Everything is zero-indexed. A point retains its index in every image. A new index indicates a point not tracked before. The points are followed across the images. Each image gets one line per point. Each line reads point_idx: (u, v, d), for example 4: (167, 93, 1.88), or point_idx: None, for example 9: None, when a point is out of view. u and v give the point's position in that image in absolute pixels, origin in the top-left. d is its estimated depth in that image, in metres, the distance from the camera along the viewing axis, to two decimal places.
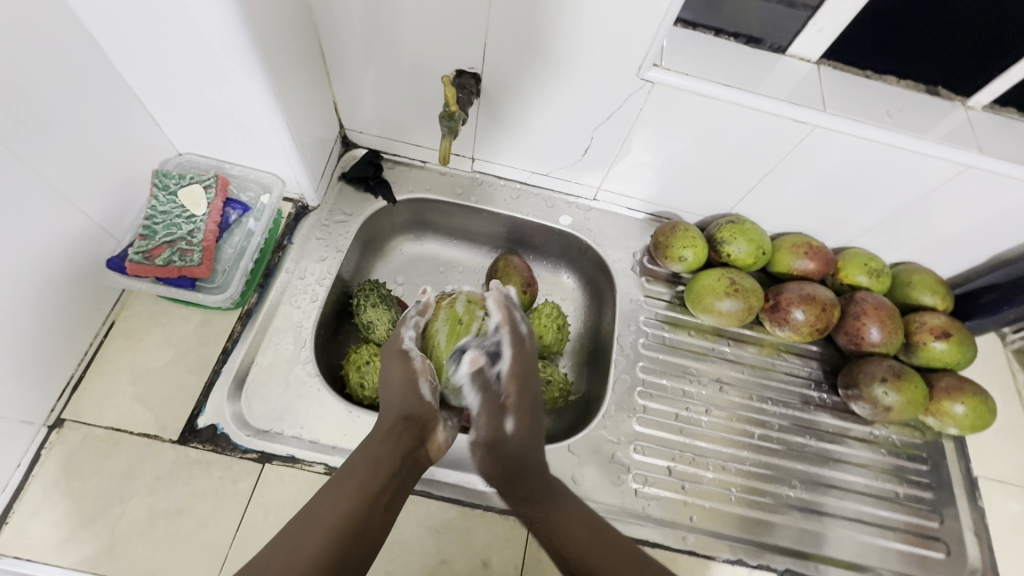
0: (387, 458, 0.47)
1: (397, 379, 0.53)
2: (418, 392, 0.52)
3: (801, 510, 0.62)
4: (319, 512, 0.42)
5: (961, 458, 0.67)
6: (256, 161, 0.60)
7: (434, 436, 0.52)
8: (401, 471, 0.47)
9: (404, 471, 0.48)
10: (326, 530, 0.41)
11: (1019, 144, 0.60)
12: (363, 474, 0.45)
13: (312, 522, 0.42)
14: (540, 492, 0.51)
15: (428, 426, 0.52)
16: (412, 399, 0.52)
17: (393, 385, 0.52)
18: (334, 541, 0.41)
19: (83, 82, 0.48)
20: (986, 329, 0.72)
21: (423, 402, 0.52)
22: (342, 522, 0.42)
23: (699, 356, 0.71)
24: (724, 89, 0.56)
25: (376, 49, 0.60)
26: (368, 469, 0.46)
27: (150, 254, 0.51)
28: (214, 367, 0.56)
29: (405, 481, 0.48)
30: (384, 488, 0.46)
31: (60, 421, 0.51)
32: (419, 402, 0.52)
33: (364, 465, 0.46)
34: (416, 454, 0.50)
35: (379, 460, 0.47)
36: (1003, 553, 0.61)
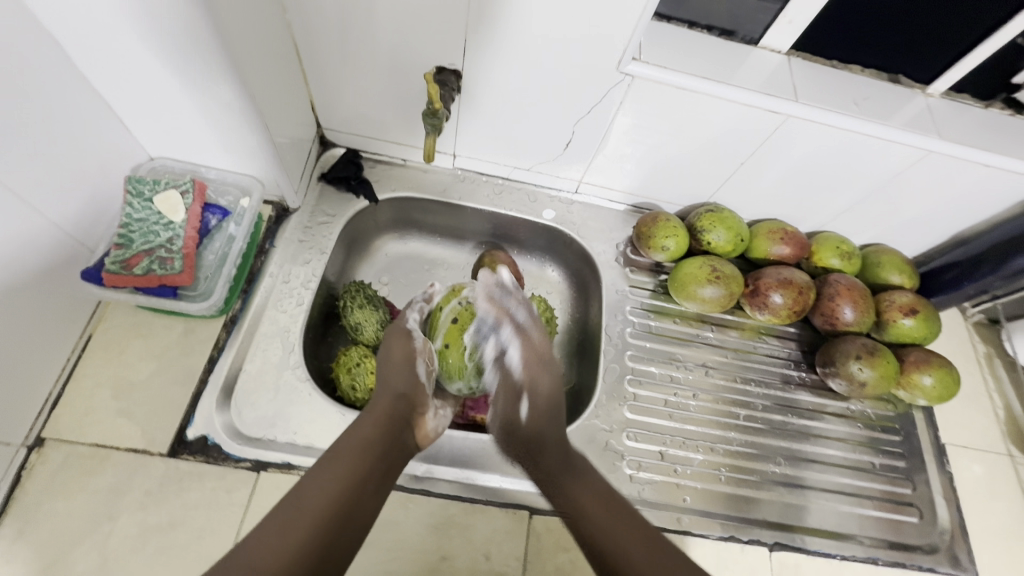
0: (377, 439, 0.48)
1: (396, 359, 0.55)
2: (413, 374, 0.55)
3: (786, 485, 0.65)
4: (309, 492, 0.42)
5: (930, 427, 0.71)
6: (233, 163, 0.59)
7: (423, 421, 0.54)
8: (389, 453, 0.48)
9: (392, 455, 0.49)
10: (318, 511, 0.41)
11: (974, 128, 0.63)
12: (352, 455, 0.46)
13: (302, 501, 0.41)
14: (556, 471, 0.51)
15: (417, 412, 0.53)
16: (406, 381, 0.54)
17: (394, 365, 0.55)
18: (325, 521, 0.41)
19: (48, 86, 0.46)
20: (949, 304, 0.76)
21: (415, 385, 0.54)
22: (333, 501, 0.42)
23: (684, 343, 0.73)
24: (701, 82, 0.57)
25: (354, 47, 0.59)
26: (357, 451, 0.46)
27: (128, 263, 0.49)
28: (201, 377, 0.55)
29: (392, 465, 0.48)
30: (373, 469, 0.46)
31: (40, 440, 0.49)
32: (412, 384, 0.54)
33: (354, 446, 0.47)
34: (404, 439, 0.51)
35: (369, 443, 0.47)
36: (972, 514, 0.65)
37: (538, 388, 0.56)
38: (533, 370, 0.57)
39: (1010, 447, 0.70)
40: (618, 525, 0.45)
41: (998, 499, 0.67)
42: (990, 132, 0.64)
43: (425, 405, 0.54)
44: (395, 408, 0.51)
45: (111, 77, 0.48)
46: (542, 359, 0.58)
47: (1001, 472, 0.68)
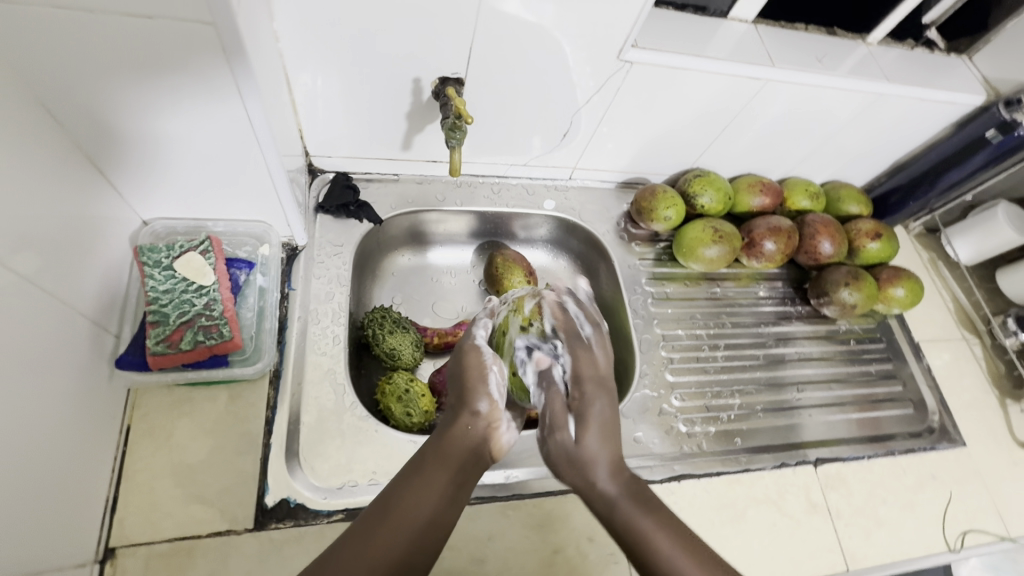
0: (453, 452, 0.45)
1: (472, 370, 0.50)
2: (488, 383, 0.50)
3: (808, 407, 0.74)
4: (395, 503, 0.41)
5: (904, 331, 0.82)
6: (241, 210, 0.55)
7: (499, 434, 0.50)
8: (469, 467, 0.46)
9: (471, 468, 0.46)
10: (405, 527, 0.40)
11: (908, 70, 0.73)
12: (437, 469, 0.43)
13: (388, 512, 0.40)
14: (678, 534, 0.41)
15: (493, 427, 0.48)
16: (481, 389, 0.49)
17: (469, 373, 0.50)
18: (410, 537, 0.40)
19: (47, 162, 0.40)
20: (896, 222, 0.88)
21: (492, 400, 0.49)
22: (413, 518, 0.40)
23: (694, 302, 0.78)
24: (694, 58, 0.61)
25: (348, 70, 0.56)
26: (441, 465, 0.44)
27: (172, 340, 0.45)
28: (264, 441, 0.52)
29: (472, 477, 0.46)
30: (458, 484, 0.44)
31: (111, 550, 0.45)
32: (487, 403, 0.48)
33: (441, 458, 0.44)
34: (480, 455, 0.47)
35: (453, 456, 0.45)
36: (950, 394, 0.78)
37: (590, 412, 0.47)
38: (589, 389, 0.48)
39: (965, 332, 0.83)
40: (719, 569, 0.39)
41: (967, 377, 0.80)
42: (918, 70, 0.73)
43: (502, 418, 0.49)
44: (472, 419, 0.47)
45: (109, 136, 0.44)
46: (599, 378, 0.49)
47: (962, 355, 0.82)
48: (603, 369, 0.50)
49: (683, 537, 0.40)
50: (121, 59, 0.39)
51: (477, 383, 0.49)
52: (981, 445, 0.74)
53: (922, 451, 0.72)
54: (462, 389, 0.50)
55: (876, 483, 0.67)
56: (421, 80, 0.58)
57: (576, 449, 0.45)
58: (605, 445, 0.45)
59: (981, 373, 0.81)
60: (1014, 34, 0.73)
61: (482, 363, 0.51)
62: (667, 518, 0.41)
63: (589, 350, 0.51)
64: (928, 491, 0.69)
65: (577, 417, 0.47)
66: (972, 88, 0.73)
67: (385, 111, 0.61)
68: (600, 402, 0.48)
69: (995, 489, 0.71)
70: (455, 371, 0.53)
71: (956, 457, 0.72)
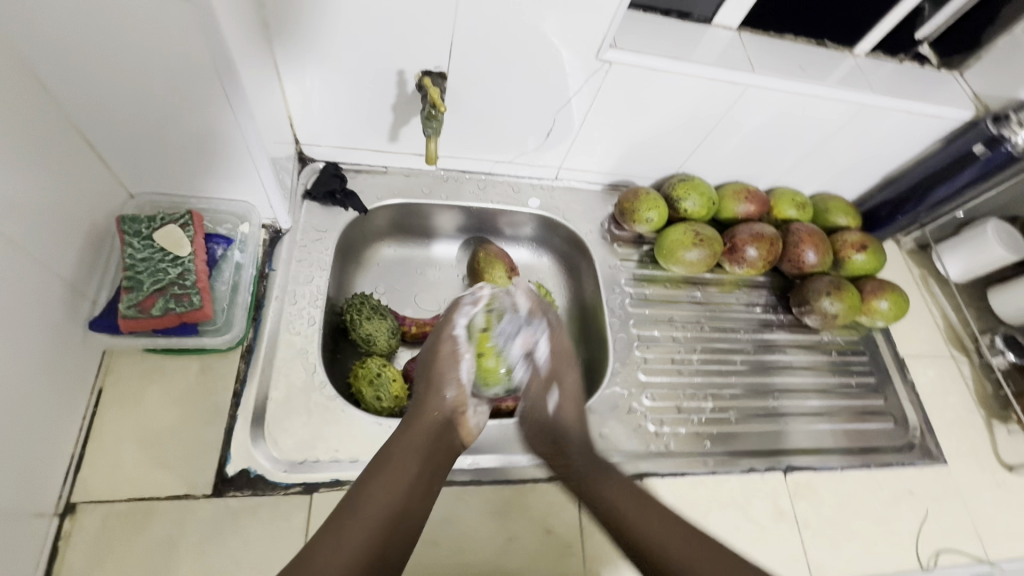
0: (419, 441, 0.49)
1: (440, 360, 0.56)
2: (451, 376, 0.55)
3: (791, 415, 0.73)
4: (361, 500, 0.42)
5: (890, 345, 0.81)
6: (225, 190, 0.58)
7: (465, 419, 0.55)
8: (435, 455, 0.49)
9: (437, 458, 0.50)
10: (373, 517, 0.42)
11: (896, 82, 0.73)
12: (400, 461, 0.46)
13: (355, 511, 0.42)
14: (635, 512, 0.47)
15: (458, 411, 0.54)
16: (442, 383, 0.54)
17: (436, 361, 0.56)
18: (378, 528, 0.41)
19: (35, 131, 0.43)
20: (887, 237, 0.87)
21: (459, 386, 0.55)
22: (384, 508, 0.42)
23: (674, 305, 0.78)
24: (672, 62, 0.62)
25: (334, 60, 0.58)
26: (405, 456, 0.47)
27: (143, 305, 0.47)
28: (229, 412, 0.53)
29: (437, 466, 0.49)
30: (420, 472, 0.47)
31: (72, 506, 0.47)
32: (452, 389, 0.54)
33: (403, 452, 0.47)
34: (447, 438, 0.52)
35: (415, 448, 0.48)
36: (933, 411, 0.76)
37: (563, 382, 0.60)
38: (560, 362, 0.61)
39: (953, 350, 0.82)
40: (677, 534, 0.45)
41: (952, 395, 0.78)
42: (908, 83, 0.73)
43: (467, 404, 0.55)
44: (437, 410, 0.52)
45: (97, 112, 0.47)
46: (570, 356, 0.62)
47: (949, 372, 0.80)
48: (569, 344, 0.62)
49: (638, 501, 0.48)
50: (102, 39, 0.41)
51: (445, 368, 0.55)
52: (963, 464, 0.73)
53: (898, 466, 0.70)
54: (429, 379, 0.55)
55: (848, 494, 0.66)
56: (405, 73, 0.60)
57: (555, 414, 0.58)
58: (570, 404, 0.58)
59: (968, 391, 0.79)
60: (1006, 51, 0.73)
61: (449, 351, 0.56)
62: (623, 483, 0.50)
63: (557, 329, 0.62)
64: (903, 507, 0.67)
65: (557, 387, 0.59)
66: (961, 103, 0.73)
67: (371, 102, 0.63)
68: (566, 374, 0.60)
69: (975, 509, 0.69)
70: (428, 360, 0.57)
71: (935, 474, 0.71)
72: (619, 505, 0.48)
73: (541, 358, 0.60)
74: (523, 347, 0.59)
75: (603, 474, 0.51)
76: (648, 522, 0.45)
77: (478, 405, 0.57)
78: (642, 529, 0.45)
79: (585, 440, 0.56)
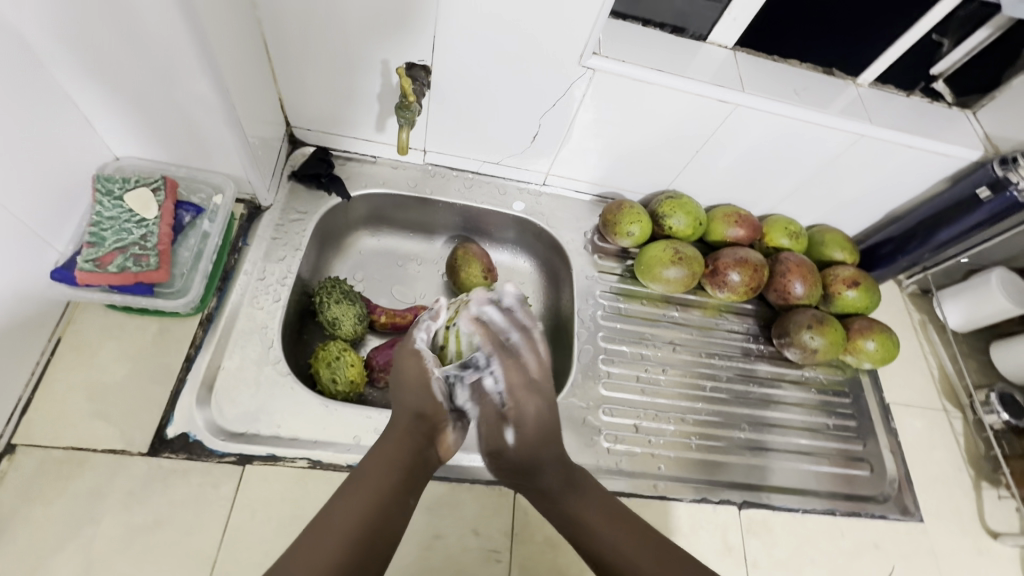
0: (399, 456, 0.47)
1: (412, 375, 0.52)
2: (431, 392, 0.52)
3: (779, 452, 0.70)
4: (334, 517, 0.41)
5: (875, 389, 0.77)
6: (203, 161, 0.60)
7: (446, 434, 0.52)
8: (415, 469, 0.47)
9: (417, 470, 0.48)
10: (348, 533, 0.41)
11: (900, 115, 0.70)
12: (378, 476, 0.45)
13: (329, 527, 0.41)
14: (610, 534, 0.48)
15: (438, 426, 0.51)
16: (423, 398, 0.51)
17: (408, 383, 0.52)
18: (351, 546, 0.40)
19: (16, 85, 0.45)
20: (887, 277, 0.83)
21: (435, 402, 0.51)
22: (359, 522, 0.41)
23: (651, 323, 0.77)
24: (657, 74, 0.62)
25: (321, 45, 0.60)
26: (380, 471, 0.45)
27: (101, 262, 0.49)
28: (179, 375, 0.54)
29: (418, 480, 0.47)
30: (397, 487, 0.45)
31: (12, 446, 0.48)
32: (429, 404, 0.51)
33: (378, 469, 0.45)
34: (428, 452, 0.49)
35: (392, 462, 0.46)
36: (916, 464, 0.72)
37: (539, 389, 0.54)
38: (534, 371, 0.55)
39: (945, 403, 0.77)
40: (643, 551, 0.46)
41: (939, 449, 0.74)
42: (914, 118, 0.71)
43: (448, 420, 0.52)
44: (418, 424, 0.50)
45: (82, 72, 0.49)
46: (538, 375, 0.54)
47: (938, 426, 0.76)
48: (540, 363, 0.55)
49: (608, 516, 0.49)
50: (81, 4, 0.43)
51: (416, 387, 0.52)
52: (941, 525, 0.68)
53: (868, 517, 0.66)
54: (405, 393, 0.52)
55: (806, 539, 0.63)
56: (388, 63, 0.62)
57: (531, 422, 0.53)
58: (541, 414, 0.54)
59: (957, 448, 0.74)
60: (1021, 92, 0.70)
61: (421, 368, 0.53)
62: (594, 494, 0.51)
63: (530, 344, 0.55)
64: (866, 560, 0.63)
65: (528, 399, 0.53)
66: (970, 143, 0.70)
67: (358, 91, 0.65)
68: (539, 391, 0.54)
69: None
70: (397, 383, 0.54)
71: (908, 531, 0.67)
72: (586, 515, 0.49)
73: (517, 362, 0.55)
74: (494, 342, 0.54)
75: (572, 490, 0.51)
76: (617, 533, 0.48)
77: (458, 421, 0.53)
78: (605, 541, 0.47)
79: (559, 456, 0.53)
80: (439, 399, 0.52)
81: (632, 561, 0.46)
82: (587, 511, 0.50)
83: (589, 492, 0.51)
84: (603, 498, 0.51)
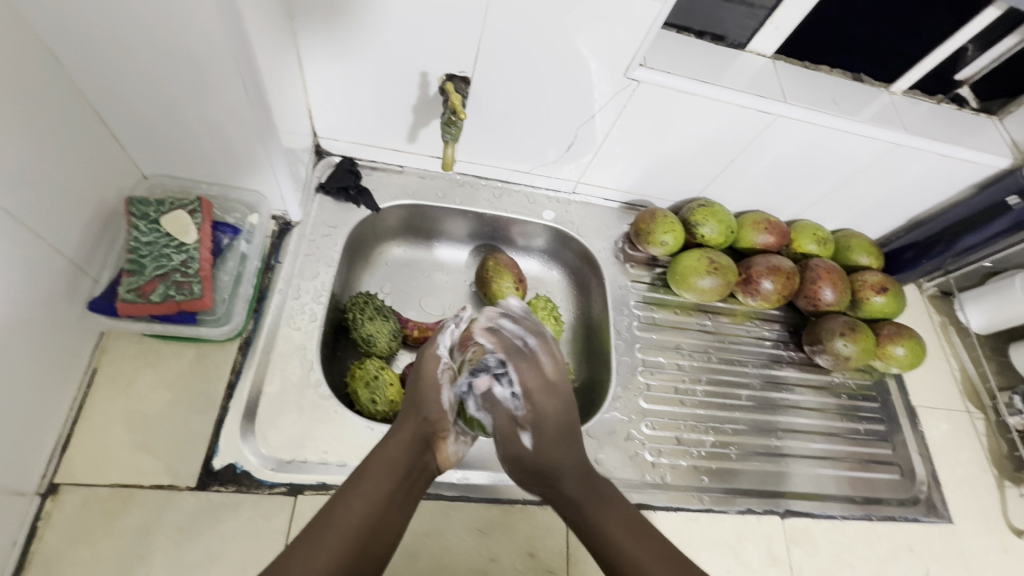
0: (400, 457, 0.47)
1: (427, 380, 0.52)
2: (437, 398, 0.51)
3: (792, 456, 0.70)
4: (338, 513, 0.41)
5: (901, 391, 0.79)
6: (237, 178, 0.58)
7: (445, 444, 0.51)
8: (414, 473, 0.47)
9: (417, 473, 0.47)
10: (348, 530, 0.40)
11: (932, 122, 0.71)
12: (378, 473, 0.45)
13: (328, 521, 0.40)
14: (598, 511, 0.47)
15: (439, 434, 0.50)
16: (430, 402, 0.51)
17: (422, 387, 0.52)
18: (353, 542, 0.40)
19: (46, 105, 0.43)
20: (909, 280, 0.84)
21: (441, 410, 0.51)
22: (361, 518, 0.41)
23: (683, 332, 0.76)
24: (700, 85, 0.61)
25: (358, 53, 0.58)
26: (383, 470, 0.45)
27: (143, 290, 0.49)
28: (222, 403, 0.52)
29: (416, 486, 0.47)
30: (397, 489, 0.45)
31: (55, 486, 0.46)
32: (438, 410, 0.51)
33: (378, 473, 0.45)
34: (427, 458, 0.49)
35: (393, 465, 0.46)
36: (943, 466, 0.74)
37: (542, 417, 0.50)
38: (536, 396, 0.50)
39: (968, 404, 0.79)
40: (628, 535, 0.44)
41: (964, 451, 0.75)
42: (945, 125, 0.71)
43: (448, 429, 0.51)
44: (422, 428, 0.49)
45: (115, 92, 0.47)
46: (548, 387, 0.51)
47: (962, 427, 0.77)
48: (549, 375, 0.52)
49: (630, 530, 0.45)
50: (117, 19, 0.41)
51: (428, 390, 0.51)
52: (969, 525, 0.70)
53: (901, 521, 0.68)
54: (415, 399, 0.51)
55: (847, 545, 0.64)
56: (427, 75, 0.61)
57: (529, 456, 0.50)
58: (550, 446, 0.49)
59: (981, 449, 0.76)
60: None
61: (437, 376, 0.52)
62: (618, 510, 0.47)
63: (531, 359, 0.52)
64: (903, 564, 0.65)
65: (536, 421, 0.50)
66: (999, 150, 0.70)
67: (393, 100, 0.63)
68: (548, 403, 0.51)
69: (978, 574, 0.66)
70: (414, 382, 0.53)
71: (939, 532, 0.68)
72: (611, 530, 0.45)
73: (512, 396, 0.50)
74: (482, 388, 0.50)
75: (597, 499, 0.48)
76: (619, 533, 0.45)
77: (460, 433, 0.52)
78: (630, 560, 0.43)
79: (581, 461, 0.50)
80: (447, 408, 0.51)
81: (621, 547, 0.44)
82: (610, 523, 0.46)
83: (611, 503, 0.47)
84: (625, 514, 0.47)
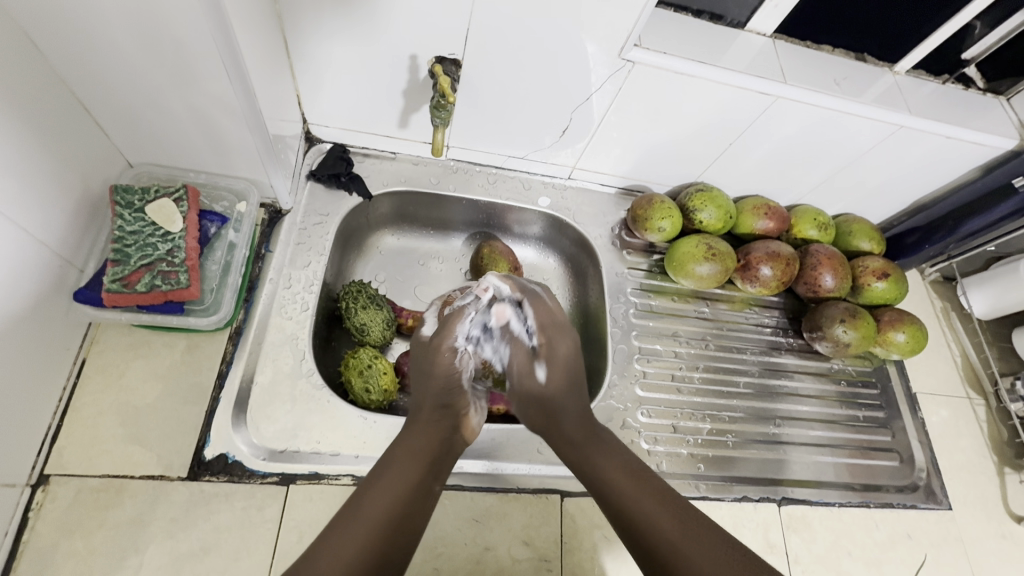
0: (426, 444, 0.45)
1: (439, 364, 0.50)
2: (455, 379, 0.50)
3: (792, 443, 0.70)
4: (365, 502, 0.40)
5: (902, 378, 0.78)
6: (224, 166, 0.57)
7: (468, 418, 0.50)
8: (439, 461, 0.45)
9: (442, 460, 0.46)
10: (377, 522, 0.39)
11: (938, 103, 0.69)
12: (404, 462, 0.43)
13: (355, 513, 0.39)
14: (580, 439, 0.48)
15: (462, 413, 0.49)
16: (448, 386, 0.49)
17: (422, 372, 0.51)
18: (381, 533, 0.38)
19: (28, 96, 0.42)
20: (911, 265, 0.83)
21: (461, 388, 0.50)
22: (389, 510, 0.40)
23: (680, 319, 0.75)
24: (696, 66, 0.59)
25: (346, 37, 0.56)
26: (410, 460, 0.43)
27: (129, 281, 0.49)
28: (213, 394, 0.52)
29: (440, 474, 0.45)
30: (423, 478, 0.43)
31: (45, 478, 0.46)
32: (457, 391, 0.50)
33: (406, 459, 0.43)
34: (454, 440, 0.48)
35: (420, 451, 0.44)
36: (942, 452, 0.73)
37: (555, 352, 0.50)
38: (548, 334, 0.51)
39: (969, 390, 0.78)
40: (644, 492, 0.42)
41: (964, 438, 0.75)
42: (951, 107, 0.69)
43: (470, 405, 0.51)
44: (444, 412, 0.48)
45: (98, 82, 0.46)
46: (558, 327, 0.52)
47: (963, 413, 0.77)
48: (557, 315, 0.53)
49: (629, 475, 0.44)
50: (92, 6, 0.39)
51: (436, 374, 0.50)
52: (969, 511, 0.69)
53: (899, 508, 0.67)
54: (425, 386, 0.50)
55: (845, 533, 0.64)
56: (417, 58, 0.59)
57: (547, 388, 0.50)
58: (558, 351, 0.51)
59: (981, 436, 0.75)
60: None
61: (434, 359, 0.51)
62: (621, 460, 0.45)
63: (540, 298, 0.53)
64: (901, 550, 0.65)
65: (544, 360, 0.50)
66: (1006, 131, 0.68)
67: (383, 85, 0.62)
68: (560, 341, 0.51)
69: (976, 560, 0.66)
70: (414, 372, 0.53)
71: (938, 518, 0.68)
72: (618, 487, 0.43)
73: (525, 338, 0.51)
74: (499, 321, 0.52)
75: (598, 446, 0.47)
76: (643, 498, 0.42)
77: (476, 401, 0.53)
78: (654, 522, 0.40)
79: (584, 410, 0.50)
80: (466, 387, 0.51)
81: (642, 516, 0.41)
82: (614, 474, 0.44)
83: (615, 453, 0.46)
84: (629, 462, 0.46)
